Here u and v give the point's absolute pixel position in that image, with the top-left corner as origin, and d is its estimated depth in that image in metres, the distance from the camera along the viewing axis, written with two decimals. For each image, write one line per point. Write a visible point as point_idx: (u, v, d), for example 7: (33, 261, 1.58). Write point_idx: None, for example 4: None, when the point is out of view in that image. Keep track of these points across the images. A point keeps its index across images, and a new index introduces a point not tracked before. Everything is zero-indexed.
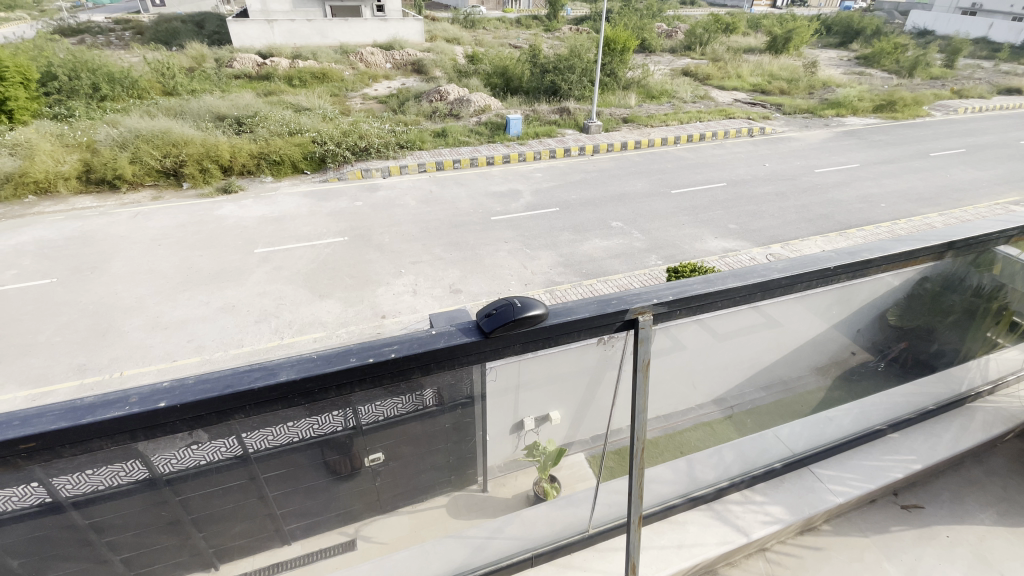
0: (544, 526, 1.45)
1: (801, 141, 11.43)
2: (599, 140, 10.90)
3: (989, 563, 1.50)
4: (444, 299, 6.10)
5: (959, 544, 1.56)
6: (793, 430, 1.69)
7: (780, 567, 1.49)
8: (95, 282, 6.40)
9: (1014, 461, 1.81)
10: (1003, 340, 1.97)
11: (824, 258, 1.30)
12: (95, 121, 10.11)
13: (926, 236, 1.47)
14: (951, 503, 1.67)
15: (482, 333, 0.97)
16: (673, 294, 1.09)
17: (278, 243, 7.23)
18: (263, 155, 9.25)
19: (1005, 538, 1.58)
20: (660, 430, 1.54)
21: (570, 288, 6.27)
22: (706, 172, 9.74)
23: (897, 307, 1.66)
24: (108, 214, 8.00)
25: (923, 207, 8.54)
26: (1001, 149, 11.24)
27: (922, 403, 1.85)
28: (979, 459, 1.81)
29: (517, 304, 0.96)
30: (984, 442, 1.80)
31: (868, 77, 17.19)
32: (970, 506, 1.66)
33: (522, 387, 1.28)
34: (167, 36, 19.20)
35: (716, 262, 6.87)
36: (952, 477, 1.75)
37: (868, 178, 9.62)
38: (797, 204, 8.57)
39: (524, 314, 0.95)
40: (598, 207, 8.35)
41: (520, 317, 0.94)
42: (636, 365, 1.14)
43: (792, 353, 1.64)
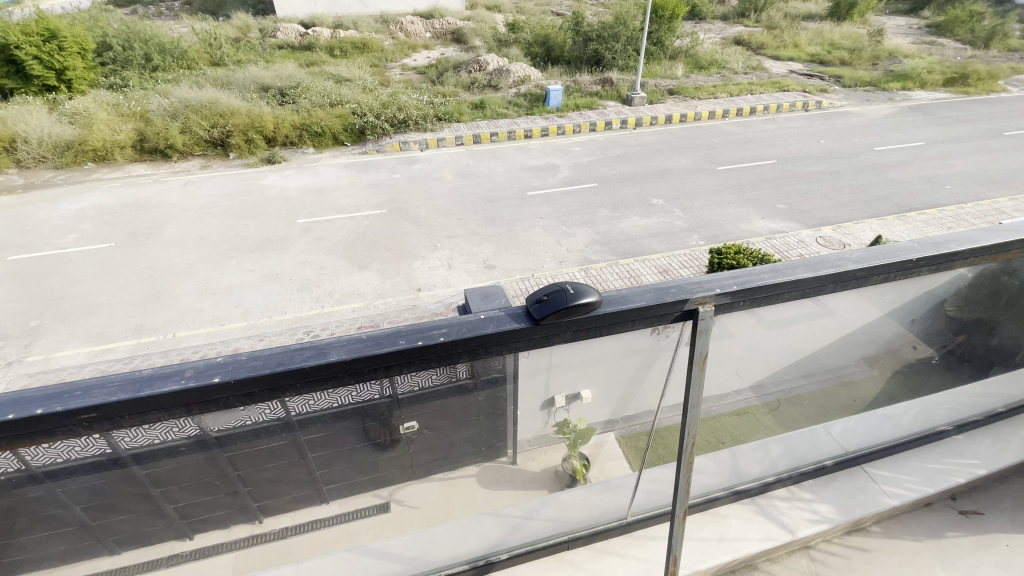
0: (583, 510, 1.53)
1: (861, 117, 10.71)
2: (642, 112, 10.51)
3: None
4: (479, 274, 6.12)
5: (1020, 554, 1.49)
6: (846, 428, 1.63)
7: (823, 566, 1.47)
8: (150, 248, 6.74)
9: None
10: None
11: (907, 249, 1.22)
12: (147, 90, 10.47)
13: (1018, 228, 1.35)
14: (1014, 510, 1.59)
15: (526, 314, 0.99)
16: (738, 284, 1.05)
17: (319, 213, 7.40)
18: (305, 126, 9.38)
19: None
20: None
21: (607, 268, 6.16)
22: (755, 149, 9.28)
23: (959, 297, 1.49)
24: (161, 182, 8.36)
25: (993, 190, 7.92)
26: None
27: (992, 404, 1.77)
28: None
29: (570, 291, 0.96)
30: None
31: (939, 47, 15.83)
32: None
33: (555, 367, 1.21)
34: (215, 7, 19.55)
35: (762, 244, 6.61)
36: (1016, 483, 1.67)
37: (933, 157, 8.96)
38: (852, 184, 8.08)
39: (577, 302, 0.94)
40: (638, 183, 8.12)
41: (573, 304, 0.94)
42: (691, 358, 1.10)
43: (847, 342, 1.49)
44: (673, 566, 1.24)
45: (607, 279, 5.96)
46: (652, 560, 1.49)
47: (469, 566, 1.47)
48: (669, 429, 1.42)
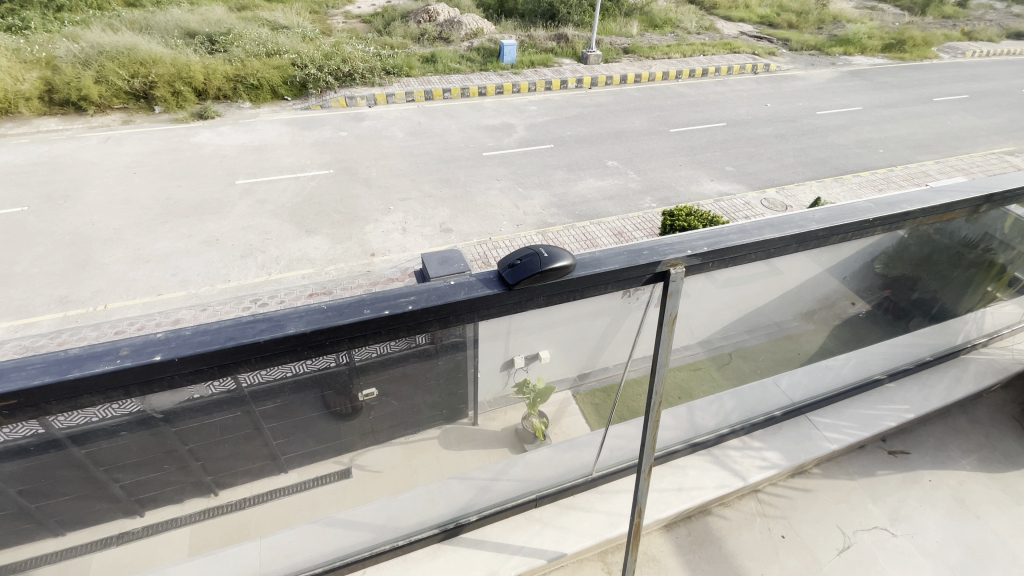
0: (550, 470, 1.61)
1: (805, 81, 11.04)
2: (597, 72, 10.36)
3: (964, 505, 1.62)
4: (434, 238, 5.99)
5: (940, 487, 1.66)
6: (793, 380, 1.75)
7: (770, 507, 1.60)
8: (70, 212, 6.14)
9: (998, 411, 1.91)
10: (1003, 295, 2.00)
11: (864, 209, 1.28)
12: (52, 33, 9.27)
13: (964, 189, 1.45)
14: (936, 449, 1.77)
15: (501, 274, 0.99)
16: (707, 246, 1.07)
17: (261, 174, 6.95)
18: (239, 78, 8.67)
19: (982, 483, 1.69)
20: (638, 371, 1.49)
21: (563, 231, 6.19)
22: (706, 111, 9.42)
23: (898, 254, 1.59)
24: (77, 138, 7.55)
25: (920, 154, 8.44)
26: (1004, 97, 11.02)
27: (921, 353, 1.93)
28: (965, 408, 1.90)
29: (545, 254, 0.95)
30: (974, 392, 1.90)
31: (879, 13, 16.36)
32: (955, 453, 1.77)
33: (516, 332, 1.22)
34: None
35: (711, 206, 6.81)
36: (940, 425, 1.85)
37: (869, 122, 9.42)
38: (795, 147, 8.40)
39: (552, 266, 0.93)
40: (593, 144, 8.10)
41: (548, 268, 0.93)
42: (662, 319, 1.13)
43: (793, 297, 1.56)
44: (638, 517, 1.30)
45: (564, 241, 6.00)
46: (616, 513, 1.61)
47: (438, 530, 1.53)
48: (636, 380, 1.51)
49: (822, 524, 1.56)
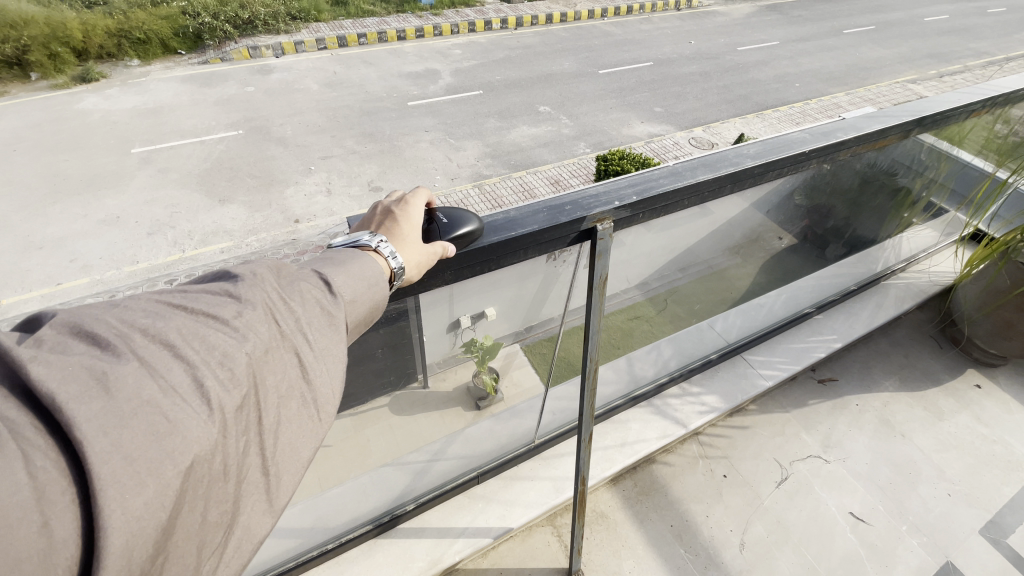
0: (491, 442, 1.60)
1: (726, 16, 11.12)
2: (522, 11, 9.89)
3: (890, 426, 1.77)
4: (365, 199, 5.65)
5: (867, 411, 1.80)
6: (727, 321, 1.81)
7: (711, 448, 1.68)
8: None
9: (917, 330, 2.08)
10: (915, 223, 2.15)
11: (799, 141, 1.31)
12: None
13: (896, 114, 1.52)
14: (860, 374, 1.91)
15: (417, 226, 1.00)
16: (637, 196, 1.06)
17: (158, 140, 6.19)
18: (123, 32, 7.52)
19: (901, 402, 1.84)
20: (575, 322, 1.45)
21: (500, 183, 6.02)
22: (634, 51, 9.30)
23: (820, 184, 1.61)
24: None
25: (832, 86, 8.84)
26: (904, 27, 11.64)
27: (846, 283, 2.06)
28: (886, 332, 2.07)
29: (443, 222, 0.91)
30: (895, 315, 2.05)
31: None
32: (876, 376, 1.91)
33: (458, 295, 1.13)
34: None
35: (643, 148, 6.85)
36: (863, 351, 1.99)
37: (787, 56, 9.69)
38: (719, 84, 8.53)
39: (456, 233, 0.90)
40: (524, 90, 7.82)
41: (451, 235, 0.90)
42: (591, 283, 1.12)
43: (715, 235, 1.54)
44: (581, 484, 1.28)
45: (502, 194, 5.85)
46: (561, 477, 1.63)
47: (372, 525, 1.49)
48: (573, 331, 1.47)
49: (760, 458, 1.66)
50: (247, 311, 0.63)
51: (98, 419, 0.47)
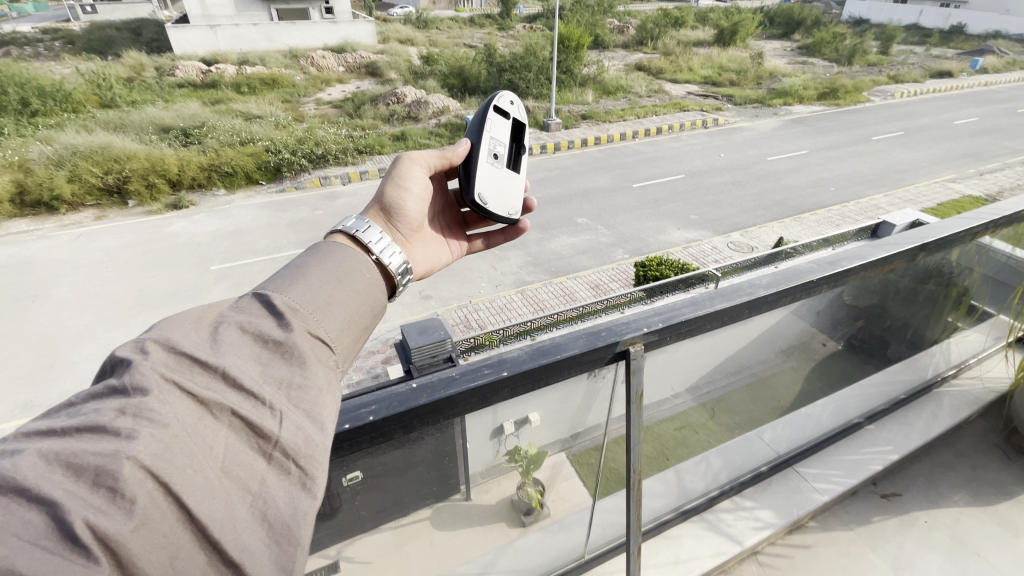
0: (539, 554, 1.51)
1: (752, 131, 11.85)
2: (559, 137, 10.96)
3: (962, 543, 1.61)
4: (414, 306, 5.98)
5: (938, 528, 1.64)
6: (776, 432, 1.75)
7: (771, 569, 1.55)
8: (38, 313, 5.98)
9: (981, 440, 1.92)
10: (960, 325, 2.10)
11: (807, 270, 1.34)
12: (24, 138, 9.42)
13: (898, 240, 1.52)
14: (927, 488, 1.76)
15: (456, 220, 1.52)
16: (663, 322, 1.12)
17: (236, 257, 6.96)
18: (213, 167, 8.84)
19: (977, 517, 1.67)
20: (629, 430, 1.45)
21: (542, 288, 6.25)
22: (665, 165, 9.95)
23: (858, 287, 1.61)
24: (47, 237, 7.50)
25: (869, 188, 8.98)
26: (935, 131, 11.95)
27: (895, 391, 1.96)
28: (949, 441, 1.91)
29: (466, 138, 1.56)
30: (953, 424, 1.92)
31: (811, 66, 17.94)
32: (945, 489, 1.76)
33: (502, 403, 1.16)
34: (99, 44, 18.35)
35: (681, 253, 7.03)
36: (927, 462, 1.84)
37: (818, 163, 10.06)
38: (753, 191, 8.86)
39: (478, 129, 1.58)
40: (563, 204, 8.41)
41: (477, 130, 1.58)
42: (630, 397, 1.20)
43: (761, 344, 1.58)
44: None
45: (544, 299, 6.04)
46: None
47: None
48: (618, 441, 1.44)
49: None
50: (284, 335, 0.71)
51: (177, 467, 0.55)
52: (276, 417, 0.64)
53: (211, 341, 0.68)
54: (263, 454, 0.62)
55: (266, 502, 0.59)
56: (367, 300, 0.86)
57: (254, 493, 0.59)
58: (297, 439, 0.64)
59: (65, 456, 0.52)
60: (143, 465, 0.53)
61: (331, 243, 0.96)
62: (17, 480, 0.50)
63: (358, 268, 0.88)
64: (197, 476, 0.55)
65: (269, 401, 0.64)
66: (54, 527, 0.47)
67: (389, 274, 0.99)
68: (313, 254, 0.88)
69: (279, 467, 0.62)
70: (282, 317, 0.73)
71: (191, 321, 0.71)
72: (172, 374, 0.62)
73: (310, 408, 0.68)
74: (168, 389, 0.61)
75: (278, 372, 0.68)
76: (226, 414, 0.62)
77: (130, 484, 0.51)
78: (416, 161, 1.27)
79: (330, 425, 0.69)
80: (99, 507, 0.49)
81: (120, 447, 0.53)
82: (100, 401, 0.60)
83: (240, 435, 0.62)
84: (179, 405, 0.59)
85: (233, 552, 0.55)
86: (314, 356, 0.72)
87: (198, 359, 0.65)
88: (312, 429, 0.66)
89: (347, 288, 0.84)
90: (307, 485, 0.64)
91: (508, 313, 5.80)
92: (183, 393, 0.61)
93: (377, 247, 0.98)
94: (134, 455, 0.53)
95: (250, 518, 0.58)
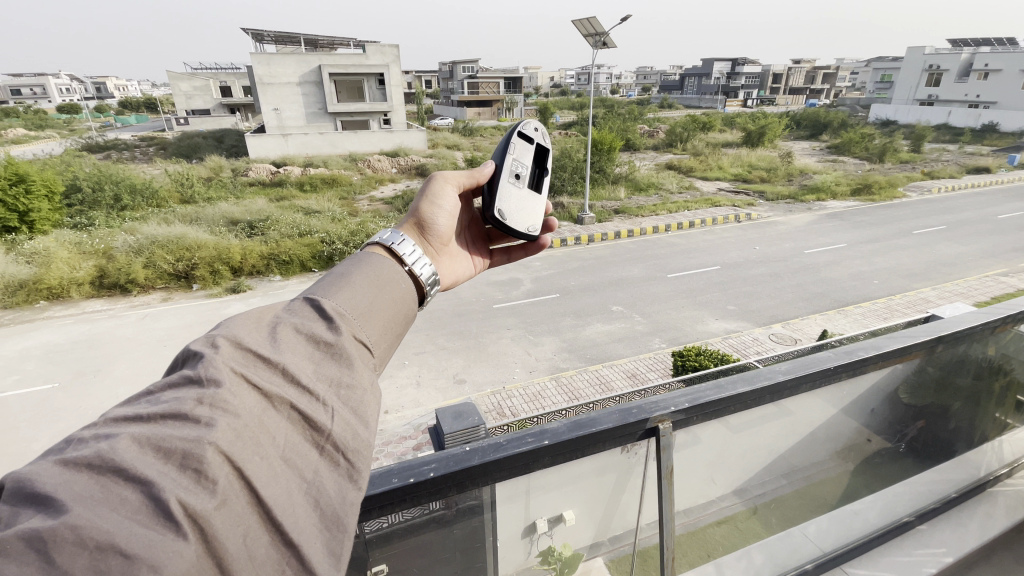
0: None
1: (787, 225, 12.01)
2: (593, 230, 11.42)
3: None
4: (448, 391, 6.01)
5: None
6: (819, 528, 1.59)
7: None
8: (98, 386, 6.36)
9: None
10: (1013, 421, 1.94)
11: (824, 358, 1.36)
12: (113, 229, 10.61)
13: (911, 332, 1.49)
14: None
15: (480, 236, 1.61)
16: (688, 401, 1.16)
17: None
18: (272, 256, 9.61)
19: None
20: (682, 527, 1.46)
21: (576, 375, 6.21)
22: (699, 257, 10.10)
23: (907, 385, 1.61)
24: (118, 317, 8.16)
25: (915, 282, 8.75)
26: (980, 226, 11.75)
27: (945, 489, 1.72)
28: (1013, 547, 1.65)
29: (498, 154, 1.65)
30: (1013, 527, 1.67)
31: (842, 164, 18.42)
32: None
33: (533, 491, 1.23)
34: (188, 151, 21.08)
35: (720, 343, 6.90)
36: (989, 568, 1.58)
37: (858, 256, 9.97)
38: (791, 283, 8.78)
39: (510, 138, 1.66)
40: (597, 293, 8.55)
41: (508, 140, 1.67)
42: (660, 474, 1.24)
43: (807, 440, 1.58)
44: None
45: (579, 387, 5.97)
46: None
47: None
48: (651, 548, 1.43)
49: None
50: (334, 336, 0.79)
51: (249, 453, 0.61)
52: (328, 413, 0.71)
53: (271, 340, 0.76)
54: (316, 446, 0.69)
55: (319, 491, 0.66)
56: (402, 306, 0.93)
57: (309, 482, 0.66)
58: (347, 434, 0.71)
59: (151, 441, 0.59)
60: (220, 451, 0.59)
61: (369, 253, 1.03)
62: (114, 459, 0.56)
63: (395, 278, 0.96)
64: (263, 464, 0.62)
65: (323, 397, 0.72)
66: (148, 505, 0.53)
67: (418, 283, 1.04)
68: (356, 262, 0.97)
69: (330, 459, 0.69)
70: (332, 318, 0.81)
71: (252, 321, 0.80)
72: (241, 370, 0.70)
73: (356, 405, 0.75)
74: (237, 383, 0.68)
75: (330, 370, 0.76)
76: (286, 407, 0.69)
77: (210, 469, 0.58)
78: (448, 181, 1.36)
79: (373, 422, 0.76)
80: (184, 488, 0.56)
81: (201, 434, 0.60)
82: (177, 390, 0.67)
83: (297, 428, 0.69)
84: (247, 398, 0.67)
85: (292, 534, 0.61)
86: (361, 356, 0.80)
87: (261, 355, 0.73)
88: (359, 426, 0.73)
89: (387, 294, 0.91)
90: (353, 477, 0.70)
91: (541, 401, 5.72)
92: (250, 386, 0.68)
93: (411, 258, 1.05)
94: (213, 442, 0.59)
95: (307, 505, 0.64)
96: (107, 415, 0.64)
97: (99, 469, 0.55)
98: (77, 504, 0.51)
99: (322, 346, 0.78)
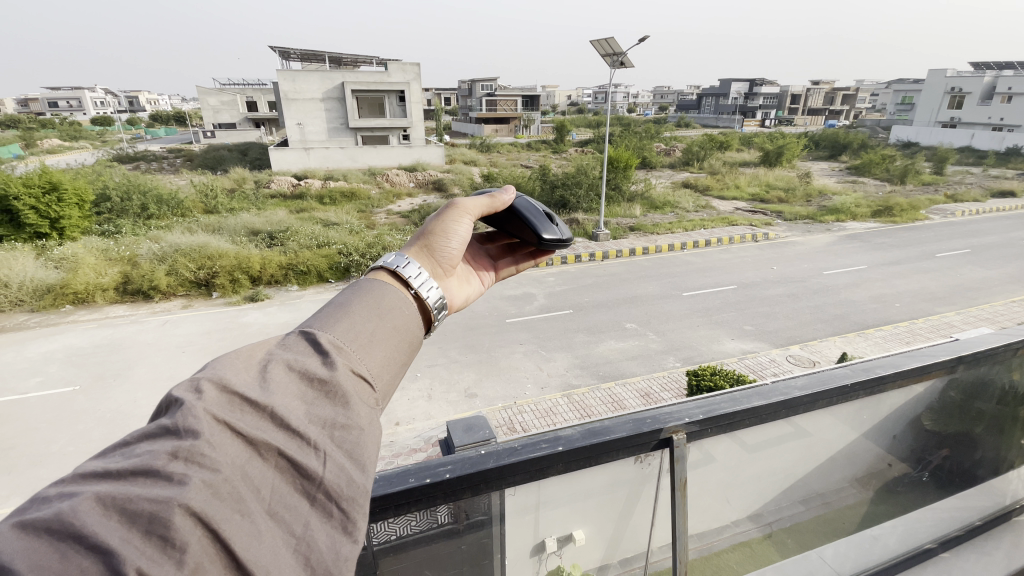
0: None
1: (805, 245, 11.86)
2: (608, 247, 11.41)
3: None
4: (459, 404, 6.00)
5: None
6: (838, 552, 1.53)
7: None
8: (116, 390, 6.46)
9: None
10: None
11: (841, 375, 1.35)
12: (139, 236, 10.90)
13: (932, 351, 1.47)
14: None
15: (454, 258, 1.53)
16: (703, 413, 1.16)
17: None
18: (290, 266, 9.79)
19: None
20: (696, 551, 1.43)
21: (589, 392, 6.15)
22: (715, 276, 10.01)
23: (931, 411, 1.58)
24: (139, 322, 8.34)
25: (939, 305, 8.54)
26: (1006, 250, 11.48)
27: (966, 517, 1.64)
28: None
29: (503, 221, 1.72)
30: None
31: (862, 185, 18.24)
32: None
33: (544, 505, 1.23)
34: (213, 163, 21.73)
35: (736, 364, 6.79)
36: None
37: (879, 278, 9.79)
38: (810, 304, 8.65)
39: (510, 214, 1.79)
40: (611, 309, 8.51)
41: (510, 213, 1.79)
42: (673, 486, 1.21)
43: (825, 463, 1.56)
44: None
45: (591, 404, 5.90)
46: None
47: None
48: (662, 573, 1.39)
49: None
50: (326, 376, 0.75)
51: (225, 512, 0.56)
52: (320, 460, 0.67)
53: (260, 381, 0.72)
54: (307, 495, 0.65)
55: (310, 547, 0.62)
56: (405, 335, 0.89)
57: (299, 537, 0.61)
58: (341, 481, 0.67)
59: (117, 501, 0.53)
60: (193, 512, 0.54)
61: (372, 278, 0.99)
62: (75, 524, 0.50)
63: (398, 305, 0.92)
64: (244, 523, 0.57)
65: (314, 441, 0.67)
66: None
67: (426, 308, 1.00)
68: (356, 291, 0.94)
69: (322, 510, 0.65)
70: (327, 354, 0.78)
71: (240, 361, 0.76)
72: (224, 416, 0.65)
73: (353, 448, 0.71)
74: (218, 432, 0.63)
75: (323, 412, 0.71)
76: (274, 454, 0.65)
77: (181, 532, 0.52)
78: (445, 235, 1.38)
79: (370, 465, 0.72)
80: (151, 557, 0.50)
81: (173, 493, 0.54)
82: (152, 443, 0.62)
83: (285, 478, 0.64)
84: (229, 449, 0.62)
85: None
86: (359, 392, 0.76)
87: (247, 399, 0.68)
88: (354, 471, 0.69)
89: (388, 323, 0.88)
90: (347, 530, 0.66)
91: (553, 417, 5.67)
92: (233, 434, 0.64)
93: (417, 281, 1.00)
94: (185, 501, 0.54)
95: (295, 563, 0.60)
96: (72, 471, 0.57)
97: (57, 535, 0.49)
98: (31, 574, 0.45)
99: (312, 388, 0.73)
